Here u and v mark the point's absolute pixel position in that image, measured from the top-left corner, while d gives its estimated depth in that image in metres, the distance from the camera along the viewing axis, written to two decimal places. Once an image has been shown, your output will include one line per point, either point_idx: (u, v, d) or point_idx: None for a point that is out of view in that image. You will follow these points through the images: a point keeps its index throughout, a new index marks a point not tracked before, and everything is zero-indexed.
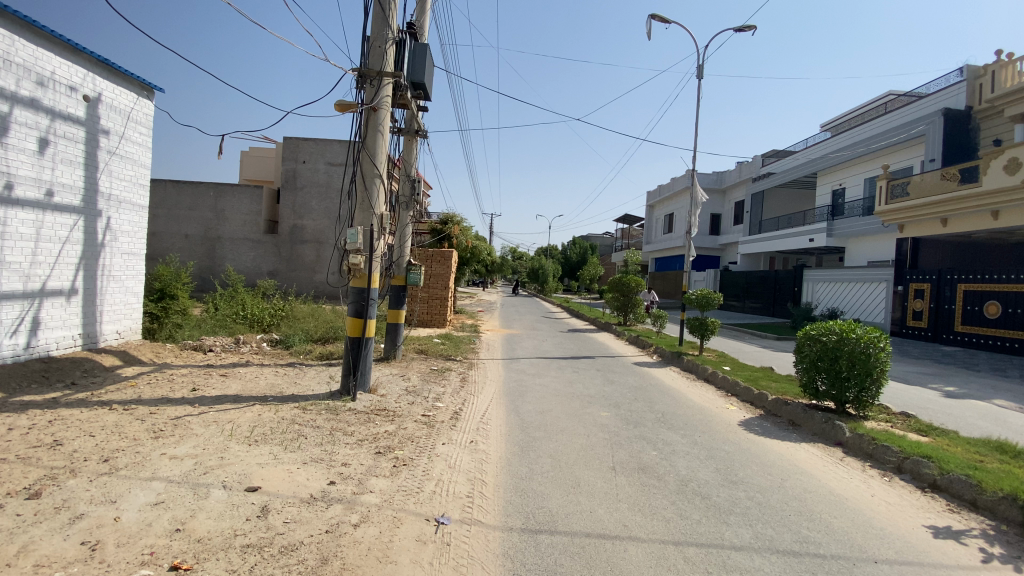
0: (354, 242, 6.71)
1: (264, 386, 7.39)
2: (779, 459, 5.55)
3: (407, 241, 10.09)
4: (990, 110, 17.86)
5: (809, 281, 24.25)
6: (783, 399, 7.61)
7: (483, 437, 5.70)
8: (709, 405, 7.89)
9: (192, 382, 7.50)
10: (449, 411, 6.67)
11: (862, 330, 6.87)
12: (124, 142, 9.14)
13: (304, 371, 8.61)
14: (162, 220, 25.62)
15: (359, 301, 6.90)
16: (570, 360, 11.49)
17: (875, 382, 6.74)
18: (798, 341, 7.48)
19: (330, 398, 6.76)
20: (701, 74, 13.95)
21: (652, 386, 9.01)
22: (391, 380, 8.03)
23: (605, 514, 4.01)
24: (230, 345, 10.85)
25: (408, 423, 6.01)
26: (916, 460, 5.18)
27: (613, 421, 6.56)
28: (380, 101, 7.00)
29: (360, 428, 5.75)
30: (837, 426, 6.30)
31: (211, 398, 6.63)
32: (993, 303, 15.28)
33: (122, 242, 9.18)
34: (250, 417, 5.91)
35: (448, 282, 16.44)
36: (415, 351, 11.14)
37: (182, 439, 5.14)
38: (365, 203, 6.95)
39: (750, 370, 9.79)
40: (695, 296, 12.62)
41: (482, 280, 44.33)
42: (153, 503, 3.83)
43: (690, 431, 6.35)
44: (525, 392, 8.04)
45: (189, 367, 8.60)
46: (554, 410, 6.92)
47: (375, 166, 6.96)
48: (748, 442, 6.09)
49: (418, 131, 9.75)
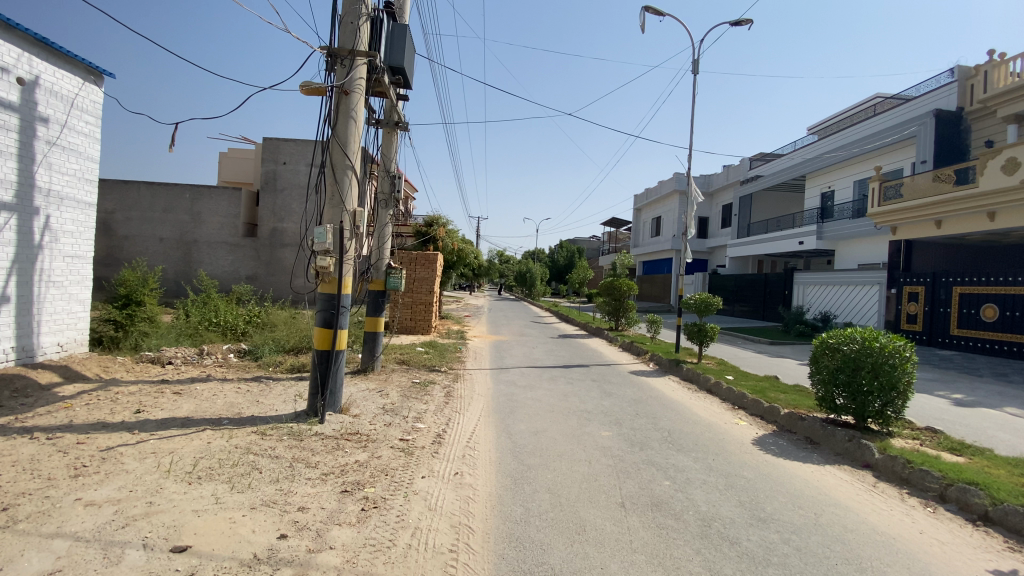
0: (323, 241, 5.84)
1: (220, 406, 6.52)
2: (808, 487, 4.86)
3: (386, 243, 9.26)
4: (982, 111, 17.63)
5: (800, 284, 23.93)
6: (798, 414, 6.96)
7: (470, 467, 4.93)
8: (718, 420, 7.20)
9: (137, 403, 6.57)
10: (431, 434, 5.89)
11: (885, 339, 6.30)
12: (67, 132, 8.20)
13: (270, 387, 7.75)
14: (135, 223, 24.37)
15: (328, 310, 6.08)
16: (563, 370, 10.75)
17: (902, 395, 6.13)
18: (815, 352, 6.87)
19: (295, 420, 5.94)
20: (697, 69, 13.39)
21: (653, 399, 8.32)
22: (366, 397, 7.21)
23: (620, 571, 3.27)
24: (192, 357, 9.91)
25: (383, 451, 5.22)
26: (962, 487, 4.55)
27: (616, 443, 5.86)
28: (352, 83, 6.17)
29: (326, 458, 4.95)
30: (864, 446, 5.66)
31: (155, 422, 5.74)
32: (991, 306, 14.97)
33: (63, 244, 8.22)
34: (197, 446, 5.07)
35: (433, 286, 15.68)
36: (396, 361, 10.29)
37: (107, 478, 4.28)
38: (335, 198, 6.10)
39: (754, 379, 9.18)
40: (694, 301, 12.00)
41: (427, 241, 20.32)
42: (47, 572, 2.99)
43: (704, 454, 5.64)
44: (516, 409, 7.26)
45: (140, 384, 7.67)
46: (549, 431, 6.17)
47: (346, 157, 6.14)
48: (768, 465, 5.42)
49: (398, 123, 8.96)
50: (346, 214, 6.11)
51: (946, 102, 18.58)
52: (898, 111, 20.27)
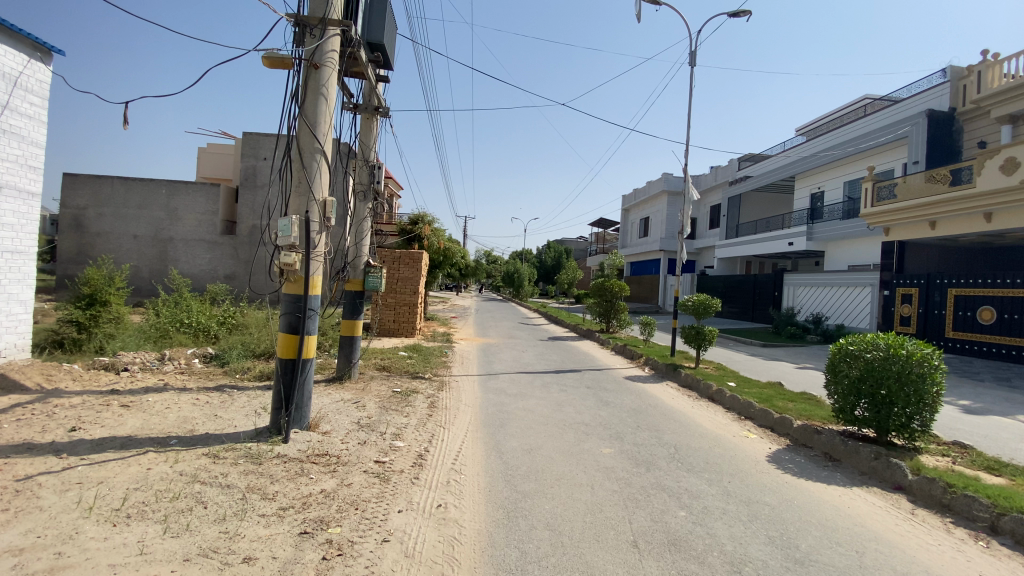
0: (287, 235, 5.08)
1: (172, 422, 5.73)
2: (841, 517, 4.29)
3: (365, 238, 8.50)
4: (975, 112, 17.50)
5: (790, 285, 23.69)
6: (812, 426, 6.42)
7: (455, 497, 4.24)
8: (726, 433, 6.60)
9: (76, 419, 5.71)
10: (411, 454, 5.20)
11: (912, 346, 5.78)
12: (7, 113, 7.30)
13: (232, 398, 6.95)
14: (108, 219, 23.17)
15: (294, 313, 5.32)
16: (555, 376, 10.07)
17: (931, 408, 5.60)
18: (832, 359, 6.34)
19: (255, 439, 5.21)
20: (695, 60, 12.86)
21: (655, 409, 7.68)
22: (339, 410, 6.47)
23: None
24: (152, 363, 9.05)
25: (355, 477, 4.52)
26: (1017, 518, 4.01)
27: (619, 462, 5.23)
28: (323, 57, 5.39)
29: (286, 488, 4.22)
30: (894, 465, 5.13)
31: (90, 444, 4.93)
32: (987, 308, 14.72)
33: (2, 238, 7.34)
34: (132, 474, 4.29)
35: (418, 286, 14.94)
36: (375, 368, 9.53)
37: (13, 519, 3.50)
38: (302, 185, 5.35)
39: (758, 387, 8.64)
40: (691, 303, 11.42)
41: (411, 240, 19.54)
42: None
43: (718, 475, 5.03)
44: (506, 423, 6.55)
45: (85, 395, 6.78)
46: (545, 448, 5.52)
47: (314, 140, 5.39)
48: (792, 489, 4.83)
49: (378, 108, 8.27)
50: (315, 205, 5.36)
51: (939, 102, 18.40)
52: (890, 111, 20.06)
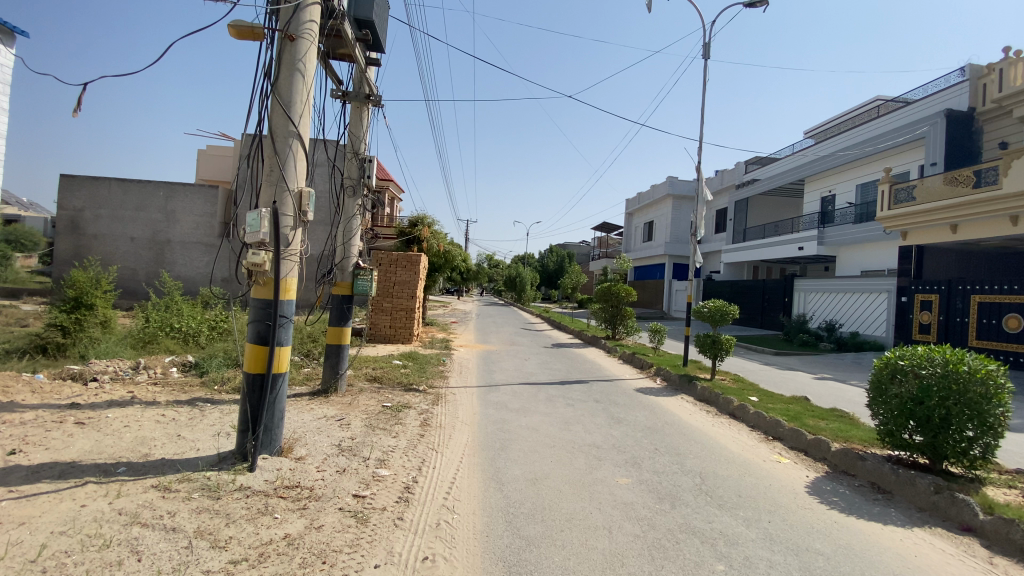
0: (256, 230, 4.39)
1: (127, 444, 5.02)
2: (913, 571, 3.54)
3: (354, 238, 7.80)
4: (996, 112, 16.76)
5: (801, 291, 22.92)
6: (853, 451, 5.69)
7: (447, 546, 3.52)
8: (755, 457, 5.86)
9: (18, 440, 4.99)
10: (397, 486, 4.48)
11: (973, 361, 5.05)
12: None
13: (202, 414, 6.23)
14: (104, 222, 22.60)
15: (263, 320, 4.63)
16: (560, 388, 9.35)
17: (995, 433, 4.86)
18: (878, 376, 5.60)
19: (216, 467, 4.53)
20: (708, 53, 12.22)
21: (672, 427, 6.95)
22: (320, 430, 5.75)
23: None
24: (125, 373, 8.36)
25: (329, 517, 3.81)
26: None
27: (639, 496, 4.50)
28: (300, 28, 4.71)
29: (243, 533, 3.49)
30: (961, 502, 4.38)
31: (22, 472, 4.22)
32: (1014, 316, 13.92)
33: None
34: (62, 513, 3.59)
35: (415, 290, 14.25)
36: (365, 379, 8.81)
37: None
38: (274, 174, 4.68)
39: (783, 402, 7.90)
40: (707, 309, 10.67)
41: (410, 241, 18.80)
42: None
43: (755, 513, 4.29)
44: (508, 445, 5.82)
45: (40, 410, 6.08)
46: (551, 478, 4.81)
47: (289, 123, 4.72)
48: (846, 532, 4.08)
49: (369, 96, 7.60)
50: (289, 196, 4.69)
51: (957, 102, 17.65)
52: (905, 112, 19.34)
